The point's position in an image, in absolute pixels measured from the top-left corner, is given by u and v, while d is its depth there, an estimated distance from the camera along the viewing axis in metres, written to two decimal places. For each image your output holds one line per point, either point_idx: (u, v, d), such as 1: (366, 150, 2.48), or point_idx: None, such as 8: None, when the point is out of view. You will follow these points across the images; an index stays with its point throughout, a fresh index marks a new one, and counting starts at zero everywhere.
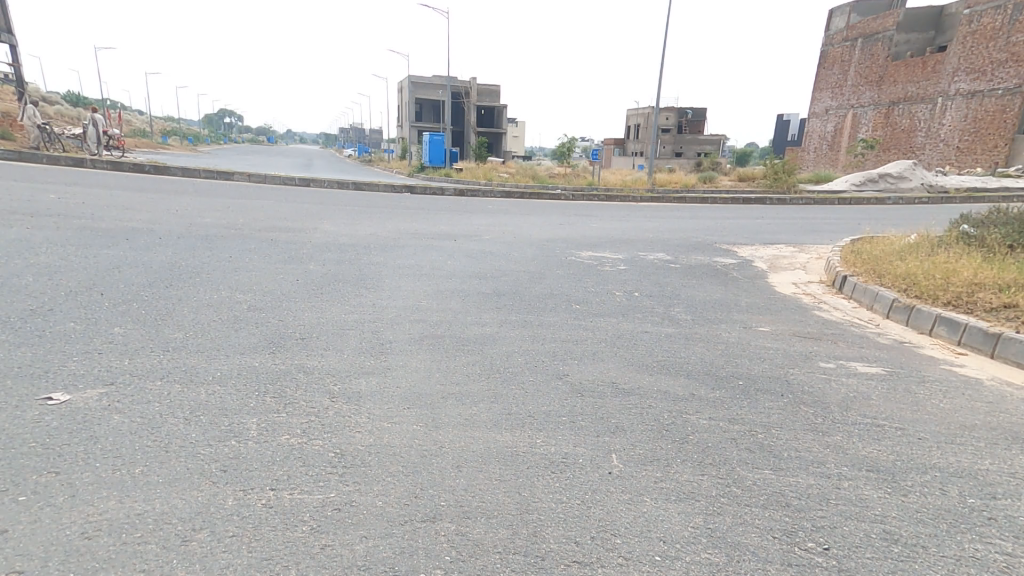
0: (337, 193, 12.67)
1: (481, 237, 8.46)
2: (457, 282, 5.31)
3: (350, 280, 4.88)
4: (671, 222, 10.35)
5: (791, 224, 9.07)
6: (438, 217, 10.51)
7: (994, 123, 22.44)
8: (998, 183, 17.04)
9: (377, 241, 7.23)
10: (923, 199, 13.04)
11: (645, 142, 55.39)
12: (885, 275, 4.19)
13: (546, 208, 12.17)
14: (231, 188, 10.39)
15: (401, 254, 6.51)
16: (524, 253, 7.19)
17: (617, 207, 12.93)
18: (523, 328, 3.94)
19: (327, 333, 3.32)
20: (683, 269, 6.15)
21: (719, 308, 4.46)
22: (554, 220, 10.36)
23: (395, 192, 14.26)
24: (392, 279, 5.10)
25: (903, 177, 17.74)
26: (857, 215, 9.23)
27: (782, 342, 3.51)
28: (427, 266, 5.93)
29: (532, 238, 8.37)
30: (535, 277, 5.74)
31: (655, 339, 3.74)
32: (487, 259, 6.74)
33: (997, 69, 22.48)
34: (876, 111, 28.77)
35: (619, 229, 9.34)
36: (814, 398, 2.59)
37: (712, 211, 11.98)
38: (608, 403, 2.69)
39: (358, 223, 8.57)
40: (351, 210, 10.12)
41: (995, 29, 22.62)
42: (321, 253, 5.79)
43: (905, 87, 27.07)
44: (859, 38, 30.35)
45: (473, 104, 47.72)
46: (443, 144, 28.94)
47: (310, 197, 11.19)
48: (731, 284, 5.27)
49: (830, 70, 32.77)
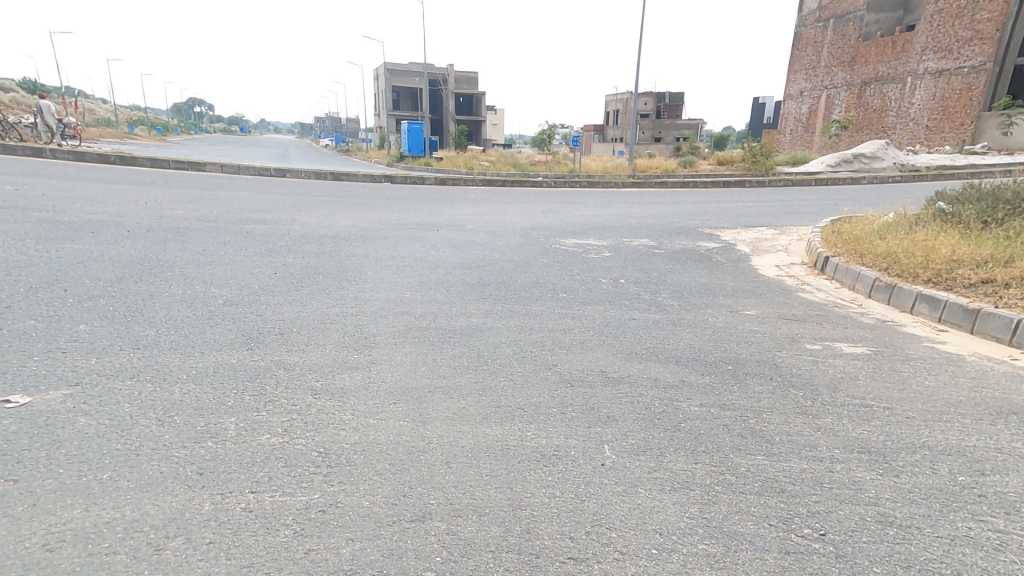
0: (315, 184, 12.40)
1: (464, 226, 8.36)
2: (441, 273, 5.23)
3: (331, 272, 4.75)
4: (654, 207, 10.36)
5: (772, 207, 9.15)
6: (419, 207, 10.37)
7: (960, 101, 22.86)
8: (968, 161, 17.45)
9: (358, 232, 7.09)
10: (896, 179, 13.30)
11: (625, 128, 55.40)
12: (866, 254, 4.23)
13: (529, 196, 12.09)
14: (205, 180, 10.05)
15: (383, 245, 6.40)
16: (508, 242, 7.13)
17: (599, 193, 12.91)
18: (510, 318, 3.89)
19: (310, 329, 3.19)
20: (667, 254, 6.16)
21: (704, 293, 4.48)
22: (537, 208, 10.29)
23: (375, 182, 14.03)
24: (375, 271, 4.98)
25: (876, 157, 18.04)
26: (835, 195, 9.36)
27: (767, 325, 3.53)
28: (409, 257, 5.82)
29: (516, 227, 8.30)
30: (520, 266, 5.69)
31: (642, 325, 3.74)
32: (471, 248, 6.67)
33: (962, 47, 22.79)
34: (849, 91, 29.13)
35: (602, 215, 9.33)
36: (802, 381, 2.61)
37: (694, 195, 12.06)
38: (599, 392, 2.68)
39: (337, 215, 8.35)
40: (329, 201, 9.91)
41: (961, 7, 22.88)
42: (300, 245, 5.64)
43: (877, 67, 27.44)
44: (833, 19, 30.60)
45: (451, 92, 47.11)
46: (421, 132, 28.55)
47: (287, 188, 10.91)
48: (715, 269, 5.29)
49: (805, 52, 33.04)
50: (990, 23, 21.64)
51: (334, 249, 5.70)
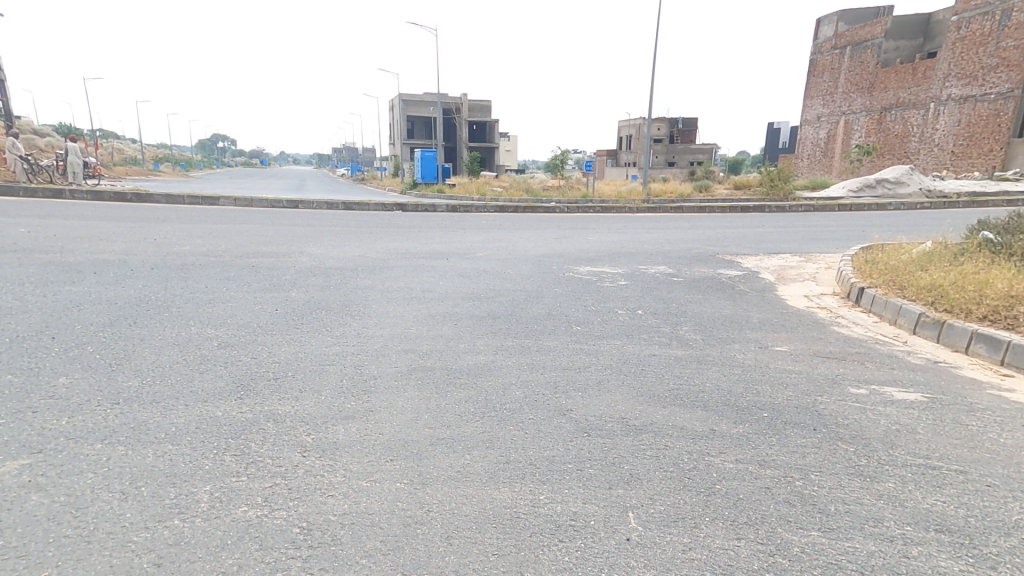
0: (328, 214, 12.47)
1: (475, 254, 8.22)
2: (449, 305, 5.05)
3: (334, 308, 4.74)
4: (671, 233, 10.14)
5: (795, 233, 8.86)
6: (431, 234, 10.29)
7: (988, 127, 22.49)
8: (996, 187, 16.98)
9: (366, 263, 7.02)
10: (924, 205, 12.94)
11: (638, 153, 55.63)
12: (907, 287, 3.95)
13: (542, 222, 11.96)
14: (217, 213, 10.19)
15: (390, 277, 6.31)
16: (521, 270, 6.95)
17: (613, 218, 12.74)
18: (521, 356, 3.69)
19: (305, 377, 3.09)
20: (687, 282, 5.90)
21: (728, 326, 4.19)
22: (550, 234, 10.14)
23: (388, 210, 14.07)
24: (380, 308, 4.87)
25: (900, 182, 17.67)
26: (861, 222, 9.05)
27: (803, 364, 3.22)
28: (418, 290, 5.68)
29: (529, 254, 8.13)
30: (532, 296, 5.49)
31: (663, 362, 3.47)
32: (482, 278, 6.50)
33: (988, 74, 22.53)
34: (869, 117, 28.96)
35: (617, 242, 9.13)
36: (851, 433, 2.30)
37: (711, 220, 11.81)
38: (619, 443, 2.41)
39: (347, 245, 8.37)
40: (340, 231, 9.89)
41: (984, 35, 22.66)
42: (304, 279, 5.65)
43: (897, 93, 27.22)
44: (849, 46, 30.55)
45: (465, 121, 47.92)
46: (436, 160, 28.91)
47: (300, 219, 10.96)
48: (739, 298, 5.01)
49: (820, 77, 33.02)
50: (1016, 51, 21.30)
51: (339, 283, 5.66)
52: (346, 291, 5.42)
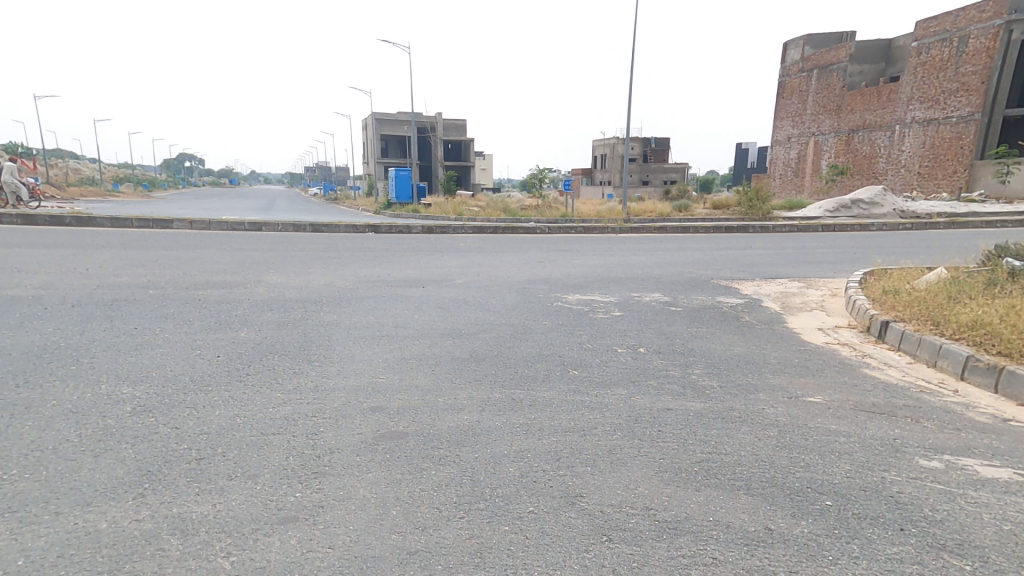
0: (295, 237, 11.76)
1: (454, 280, 7.65)
2: (424, 349, 4.47)
3: (290, 352, 4.28)
4: (659, 255, 9.76)
5: (788, 256, 8.56)
6: (406, 259, 9.67)
7: (951, 149, 23.18)
8: (965, 207, 17.33)
9: (331, 295, 6.51)
10: (905, 225, 12.93)
11: (614, 173, 56.21)
12: (945, 322, 3.51)
13: (524, 244, 11.47)
14: (170, 238, 9.43)
15: (356, 312, 5.77)
16: (505, 300, 6.41)
17: (597, 239, 12.35)
18: (513, 414, 3.12)
19: (242, 461, 2.46)
20: (687, 313, 5.44)
21: (745, 369, 3.68)
22: (532, 257, 9.65)
23: (360, 232, 13.40)
24: (347, 355, 4.26)
25: (875, 203, 17.86)
26: (852, 245, 8.82)
27: (849, 422, 2.67)
28: (390, 330, 5.06)
29: (512, 280, 7.59)
30: (519, 332, 4.94)
31: (681, 419, 2.93)
32: (462, 310, 5.95)
33: (949, 98, 23.29)
34: (837, 138, 29.75)
35: (603, 266, 8.68)
36: (955, 537, 1.76)
37: (697, 241, 11.53)
38: (652, 552, 1.83)
39: (313, 275, 7.74)
40: (306, 256, 9.23)
41: (943, 60, 23.44)
42: (260, 317, 5.21)
43: (863, 115, 28.02)
44: (816, 70, 31.40)
45: (440, 140, 47.66)
46: (409, 179, 28.26)
47: (263, 243, 10.26)
48: (749, 334, 4.55)
49: (789, 100, 33.92)
50: (975, 76, 22.09)
51: (299, 326, 5.04)
52: (310, 334, 4.81)
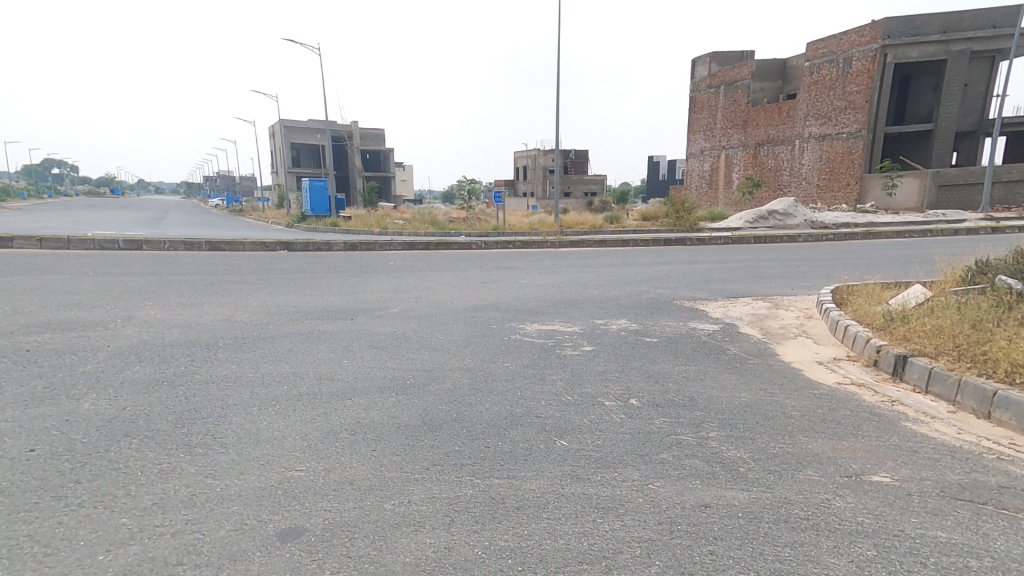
0: (187, 258, 10.01)
1: (387, 308, 6.61)
2: (365, 416, 3.44)
3: (159, 430, 3.06)
4: (608, 273, 9.25)
5: (742, 275, 8.34)
6: (328, 282, 8.39)
7: (844, 163, 25.25)
8: (865, 218, 18.80)
9: (232, 336, 5.26)
10: (829, 235, 13.49)
11: (538, 184, 56.87)
12: (987, 362, 3.06)
13: (461, 262, 10.52)
14: (14, 268, 7.54)
15: (262, 360, 4.57)
16: (454, 335, 5.46)
17: (536, 254, 11.71)
18: (498, 531, 2.19)
19: None
20: (667, 349, 4.83)
21: (770, 426, 2.99)
22: (472, 277, 8.76)
23: (270, 251, 11.77)
24: (250, 433, 3.10)
25: (788, 214, 18.91)
26: (796, 262, 8.82)
27: (952, 522, 2.01)
28: (312, 388, 3.94)
29: (457, 308, 6.65)
30: (481, 383, 4.04)
31: (728, 521, 2.14)
32: (403, 351, 4.96)
33: (839, 115, 25.36)
34: (746, 152, 31.85)
35: (553, 287, 8.02)
36: None
37: (640, 255, 11.26)
38: None
39: (208, 309, 6.34)
40: (200, 284, 7.74)
41: (833, 80, 25.53)
42: (121, 373, 3.93)
43: (767, 130, 30.13)
44: (723, 86, 33.44)
45: (357, 149, 45.42)
46: (325, 191, 26.29)
47: (145, 269, 8.54)
48: (746, 373, 3.98)
49: (700, 114, 35.91)
50: (860, 95, 24.15)
51: (178, 386, 3.77)
52: (194, 398, 3.57)
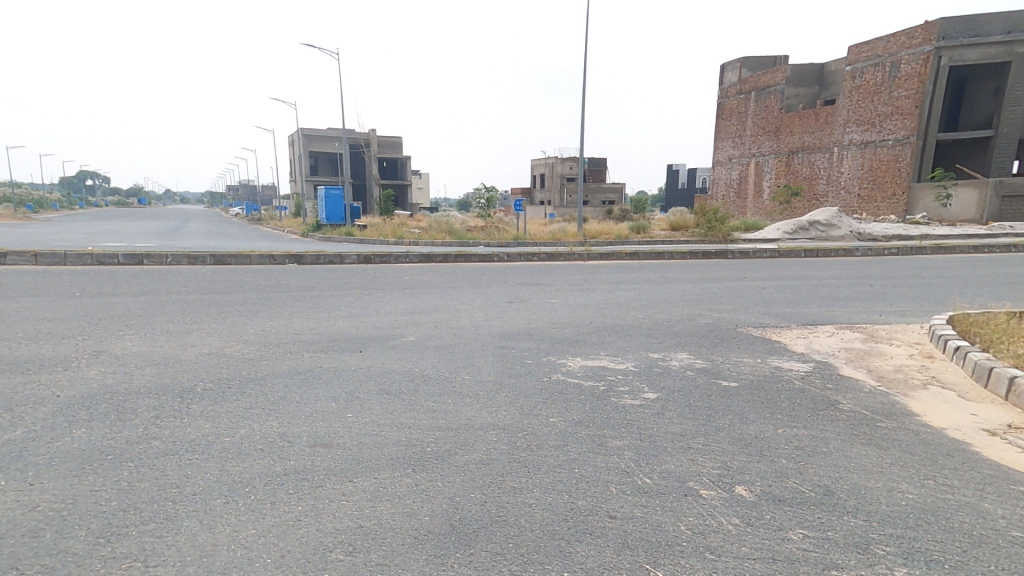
0: (188, 272, 9.27)
1: (407, 337, 5.73)
2: (374, 513, 2.49)
3: (71, 549, 2.15)
4: (649, 293, 8.28)
5: (811, 297, 7.33)
6: (338, 302, 7.51)
7: (889, 171, 23.85)
8: (915, 228, 17.46)
9: (222, 376, 4.39)
10: (890, 248, 12.29)
11: (555, 193, 56.07)
12: None
13: (484, 277, 9.61)
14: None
15: (248, 411, 3.69)
16: (482, 377, 4.51)
17: (564, 268, 10.82)
18: None
19: None
20: (752, 396, 3.80)
21: (984, 559, 1.94)
22: (499, 297, 7.88)
23: (278, 264, 10.97)
24: (200, 558, 2.15)
25: (832, 224, 17.68)
26: (865, 287, 7.82)
27: None
28: (302, 464, 2.99)
29: (484, 338, 5.72)
30: (526, 456, 3.08)
31: None
32: (424, 398, 4.06)
33: (884, 121, 24.03)
34: (777, 159, 30.70)
35: (591, 310, 7.09)
36: None
37: (678, 271, 10.30)
38: None
39: (194, 339, 5.46)
40: (197, 304, 6.98)
41: (878, 84, 24.23)
42: (58, 441, 3.06)
43: (802, 137, 28.95)
44: (753, 91, 32.29)
45: (374, 157, 45.10)
46: (341, 199, 25.70)
47: (136, 287, 7.73)
48: (886, 441, 2.90)
49: (729, 120, 34.84)
50: (908, 100, 22.79)
51: (121, 463, 2.85)
52: (136, 487, 2.63)
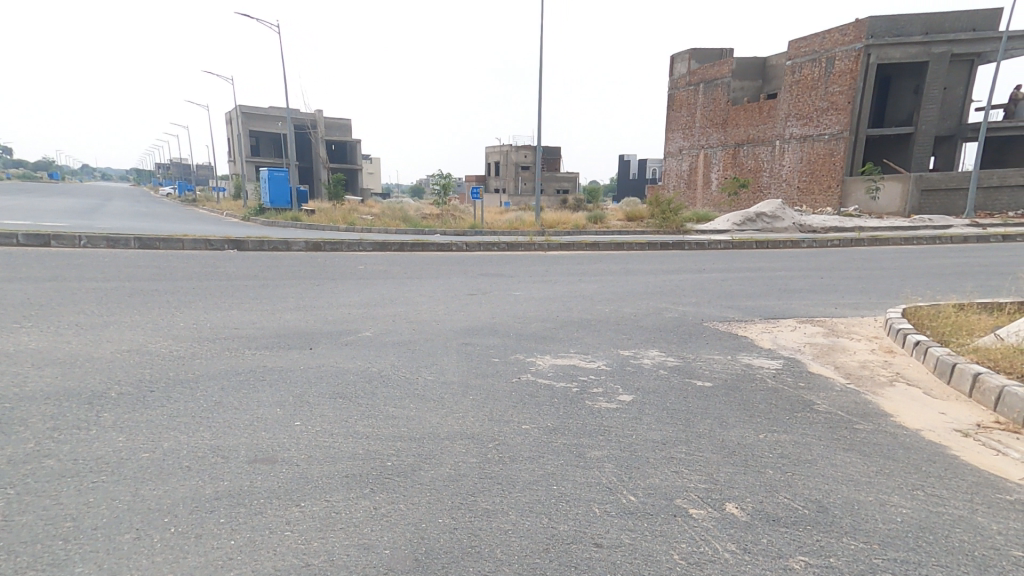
0: (109, 258, 8.38)
1: (360, 332, 5.33)
2: (326, 551, 2.15)
3: None
4: (612, 285, 8.20)
5: (769, 290, 7.45)
6: (283, 292, 6.95)
7: (825, 165, 25.04)
8: (852, 222, 18.43)
9: (141, 377, 3.87)
10: (833, 240, 12.81)
11: (510, 180, 55.74)
12: None
13: (443, 267, 9.25)
14: None
15: (171, 419, 3.24)
16: (446, 378, 4.20)
17: (524, 259, 10.60)
18: None
19: None
20: (728, 398, 3.71)
21: None
22: (459, 288, 7.55)
23: (215, 249, 10.12)
24: None
25: (776, 217, 18.39)
26: (817, 279, 8.05)
27: None
28: (238, 486, 2.58)
29: (446, 333, 5.41)
30: (499, 469, 2.81)
31: None
32: (383, 402, 3.71)
33: (821, 116, 25.12)
34: (725, 152, 31.67)
35: (555, 304, 6.91)
36: None
37: (638, 262, 10.31)
38: None
39: (112, 333, 4.82)
40: (117, 294, 6.26)
41: (815, 80, 25.29)
42: None
43: (747, 131, 29.96)
44: (702, 83, 33.06)
45: (322, 138, 43.10)
46: (286, 181, 24.35)
47: (43, 273, 6.85)
48: (869, 446, 2.83)
49: (679, 112, 35.58)
50: (842, 95, 23.89)
51: (6, 505, 2.35)
52: (25, 537, 2.16)
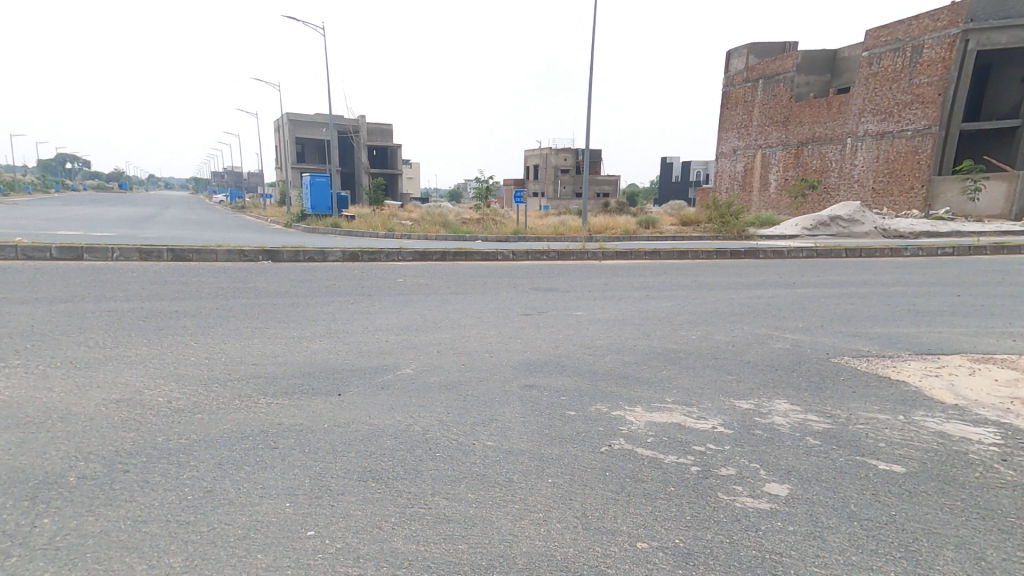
0: (133, 270, 7.73)
1: (399, 369, 4.28)
2: None
3: None
4: (692, 303, 6.92)
5: (897, 312, 6.00)
6: (316, 313, 6.03)
7: (908, 164, 22.75)
8: (945, 226, 16.32)
9: (113, 443, 2.93)
10: (942, 247, 10.97)
11: (549, 184, 54.57)
12: None
13: (490, 280, 8.18)
14: None
15: (129, 525, 2.25)
16: (511, 445, 3.07)
17: (581, 269, 9.42)
18: None
19: None
20: (946, 503, 2.42)
21: None
22: (513, 308, 6.44)
23: (248, 260, 9.40)
24: None
25: (855, 220, 16.44)
26: (954, 298, 6.50)
27: None
28: None
29: (504, 371, 4.30)
30: None
31: None
32: (427, 488, 2.60)
33: (903, 111, 22.90)
34: (786, 151, 29.58)
35: (631, 327, 5.72)
36: None
37: (713, 274, 8.96)
38: None
39: (109, 374, 3.95)
40: (128, 316, 5.48)
41: (897, 71, 23.03)
42: None
43: (812, 128, 27.80)
44: (761, 78, 31.01)
45: (363, 145, 43.19)
46: (327, 187, 23.97)
47: (58, 291, 6.17)
48: None
49: (734, 110, 33.59)
50: (931, 87, 21.63)
51: None
52: None
